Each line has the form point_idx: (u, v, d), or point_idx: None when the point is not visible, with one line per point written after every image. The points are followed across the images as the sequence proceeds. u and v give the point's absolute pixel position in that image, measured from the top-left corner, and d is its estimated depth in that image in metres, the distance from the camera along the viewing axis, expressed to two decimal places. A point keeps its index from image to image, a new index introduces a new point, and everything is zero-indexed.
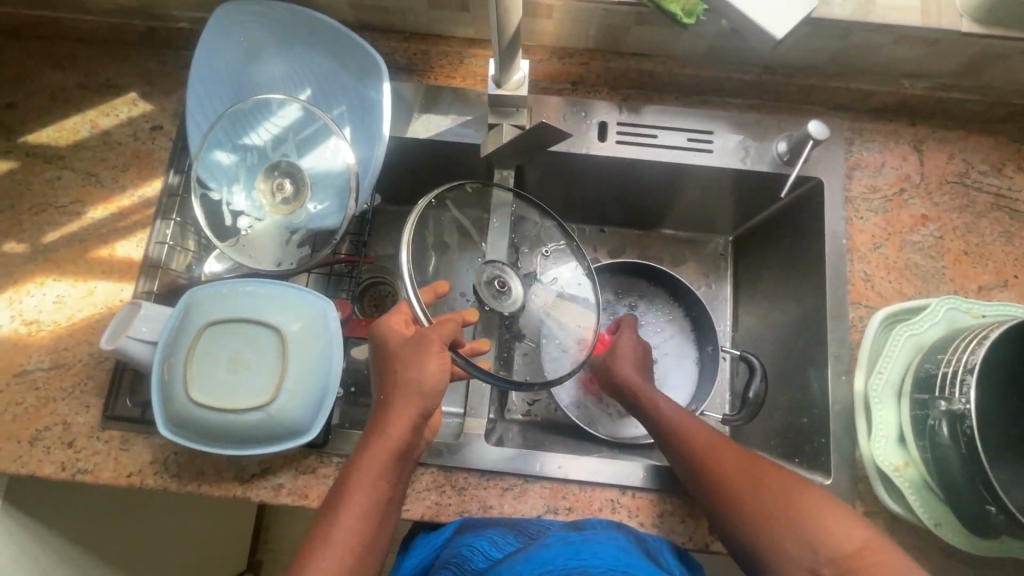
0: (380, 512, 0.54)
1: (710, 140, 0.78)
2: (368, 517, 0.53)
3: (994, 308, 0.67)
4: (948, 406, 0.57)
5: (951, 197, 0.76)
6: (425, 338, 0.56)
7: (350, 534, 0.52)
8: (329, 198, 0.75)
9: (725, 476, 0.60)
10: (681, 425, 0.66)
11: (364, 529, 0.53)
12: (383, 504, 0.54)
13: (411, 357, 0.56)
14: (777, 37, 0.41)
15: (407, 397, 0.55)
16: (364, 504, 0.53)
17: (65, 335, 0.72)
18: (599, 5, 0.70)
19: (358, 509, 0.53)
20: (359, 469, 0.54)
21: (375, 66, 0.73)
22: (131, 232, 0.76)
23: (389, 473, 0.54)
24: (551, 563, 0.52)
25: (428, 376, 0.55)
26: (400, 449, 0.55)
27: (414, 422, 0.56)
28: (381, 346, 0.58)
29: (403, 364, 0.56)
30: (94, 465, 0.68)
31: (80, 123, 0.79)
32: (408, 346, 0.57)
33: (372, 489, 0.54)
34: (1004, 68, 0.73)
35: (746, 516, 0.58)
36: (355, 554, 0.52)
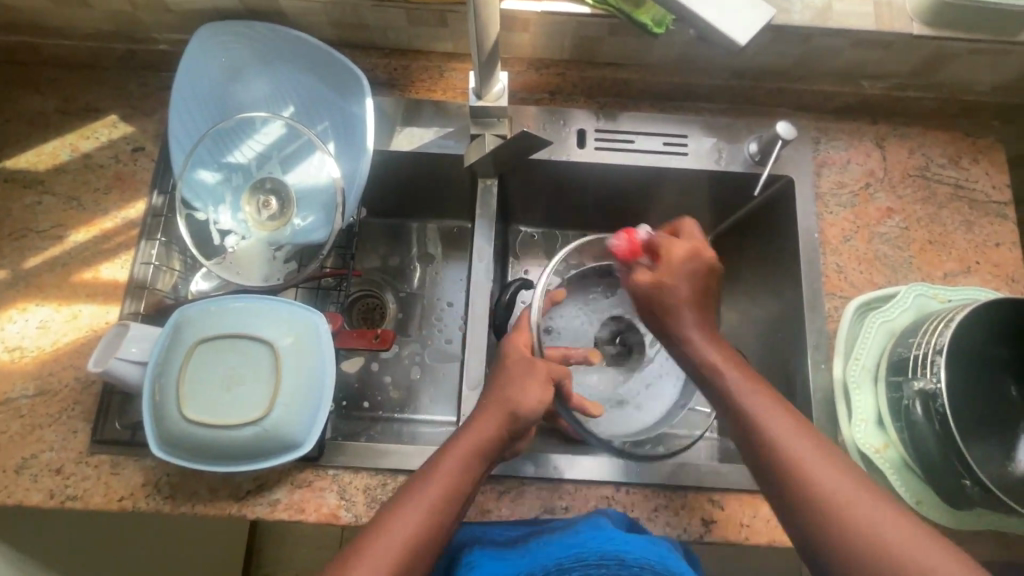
0: (453, 504, 0.56)
1: (684, 143, 0.81)
2: (445, 504, 0.55)
3: (959, 292, 0.71)
4: (921, 386, 0.60)
5: (913, 189, 0.80)
6: (537, 365, 0.63)
7: (420, 517, 0.54)
8: (315, 213, 0.76)
9: (804, 470, 0.52)
10: (761, 405, 0.56)
11: (435, 515, 0.54)
12: (460, 498, 0.56)
13: (516, 378, 0.62)
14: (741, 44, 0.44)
15: (501, 408, 0.60)
16: (441, 491, 0.55)
17: (50, 360, 0.71)
18: (573, 17, 0.73)
19: (434, 496, 0.55)
20: (447, 461, 0.57)
21: (355, 81, 0.74)
22: (115, 253, 0.76)
23: (474, 470, 0.58)
24: (586, 546, 0.56)
25: (526, 399, 0.60)
26: (482, 452, 0.58)
27: (501, 431, 0.59)
28: (500, 364, 0.64)
29: (506, 382, 0.62)
30: (84, 491, 0.67)
31: (60, 147, 0.79)
32: (517, 369, 0.62)
33: (452, 480, 0.56)
34: (955, 67, 0.77)
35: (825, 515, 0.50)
36: (419, 537, 0.53)
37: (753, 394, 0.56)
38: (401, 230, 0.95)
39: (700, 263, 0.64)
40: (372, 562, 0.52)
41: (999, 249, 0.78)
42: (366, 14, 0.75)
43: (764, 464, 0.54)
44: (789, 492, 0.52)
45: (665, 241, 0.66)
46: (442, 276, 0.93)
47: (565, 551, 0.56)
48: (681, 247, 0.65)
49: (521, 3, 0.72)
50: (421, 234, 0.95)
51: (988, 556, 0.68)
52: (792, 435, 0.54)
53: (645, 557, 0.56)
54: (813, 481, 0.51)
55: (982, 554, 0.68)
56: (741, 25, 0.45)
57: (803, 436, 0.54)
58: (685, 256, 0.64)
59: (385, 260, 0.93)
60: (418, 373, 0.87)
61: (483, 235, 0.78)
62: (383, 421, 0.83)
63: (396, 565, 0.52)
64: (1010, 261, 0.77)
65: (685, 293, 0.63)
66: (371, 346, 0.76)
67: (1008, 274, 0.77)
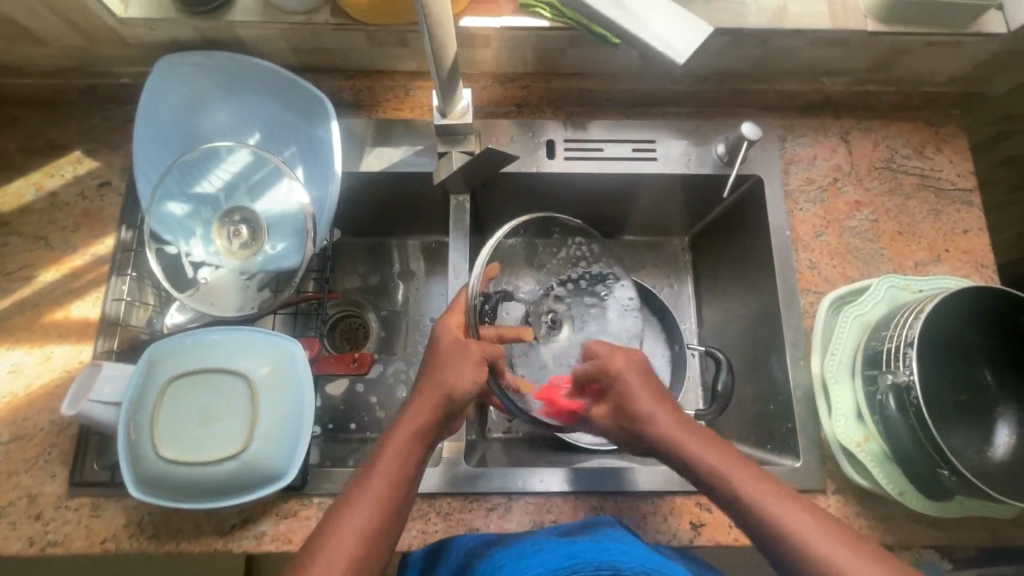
0: (403, 486, 0.57)
1: (653, 149, 0.81)
2: (393, 489, 0.56)
3: (930, 282, 0.72)
4: (894, 379, 0.61)
5: (881, 182, 0.81)
6: (468, 348, 0.63)
7: (375, 502, 0.55)
8: (287, 239, 0.76)
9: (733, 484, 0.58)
10: (669, 428, 0.61)
11: (389, 498, 0.56)
12: (409, 481, 0.58)
13: (451, 361, 0.62)
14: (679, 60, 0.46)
15: (437, 392, 0.61)
16: (388, 477, 0.57)
17: (23, 405, 0.70)
18: (532, 31, 0.73)
19: (382, 481, 0.56)
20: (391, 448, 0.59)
21: (320, 104, 0.74)
22: (86, 291, 0.75)
23: (417, 452, 0.59)
24: (580, 556, 0.54)
25: (460, 384, 0.61)
26: (424, 433, 0.59)
27: (439, 414, 0.60)
28: (434, 347, 0.65)
29: (444, 364, 0.62)
30: (65, 536, 0.66)
31: (24, 186, 0.78)
32: (451, 351, 0.63)
33: (399, 462, 0.58)
34: (912, 60, 0.79)
35: (770, 528, 0.56)
36: (375, 523, 0.54)
37: (682, 440, 0.61)
38: (381, 248, 0.94)
39: (636, 370, 0.65)
40: (331, 555, 0.52)
41: (967, 236, 0.79)
42: (327, 38, 0.75)
43: (706, 485, 0.60)
44: (721, 499, 0.59)
45: (595, 363, 0.66)
46: (424, 293, 0.92)
47: (560, 562, 0.54)
48: (607, 363, 0.65)
49: (480, 19, 0.73)
50: (401, 250, 0.94)
51: (973, 541, 0.68)
52: (707, 445, 0.61)
53: (639, 564, 0.53)
54: (755, 499, 0.57)
55: (967, 539, 0.68)
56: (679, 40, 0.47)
57: (707, 444, 0.61)
58: (622, 376, 0.64)
59: (365, 280, 0.93)
60: (405, 392, 0.86)
61: (459, 252, 0.78)
62: (370, 443, 0.83)
63: (356, 555, 0.53)
64: (978, 247, 0.79)
65: (638, 394, 0.63)
66: (349, 371, 0.77)
67: (977, 260, 0.78)
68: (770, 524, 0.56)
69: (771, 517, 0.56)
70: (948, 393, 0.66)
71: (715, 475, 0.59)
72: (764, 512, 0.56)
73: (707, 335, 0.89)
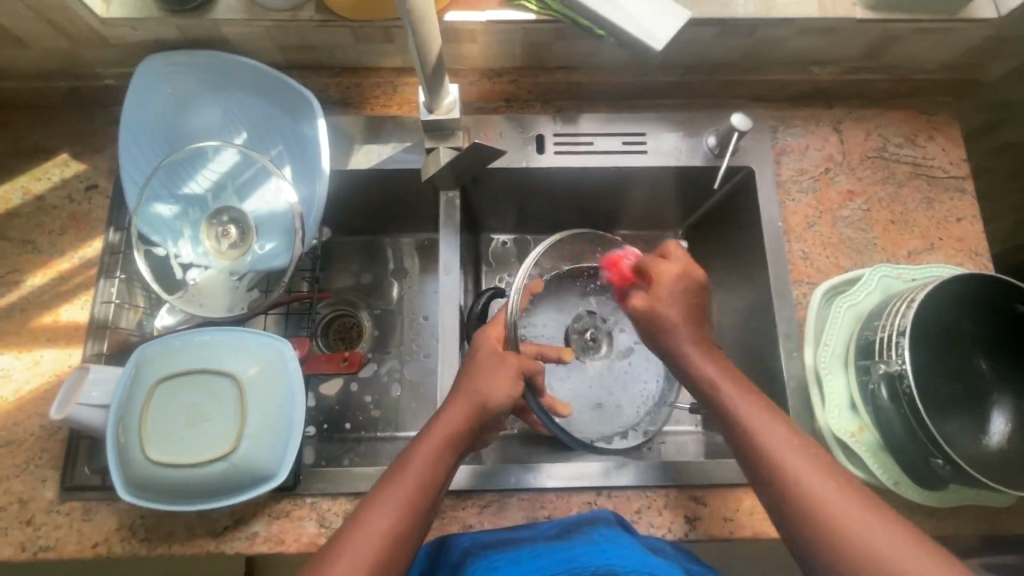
0: (429, 492, 0.55)
1: (643, 141, 0.81)
2: (420, 495, 0.54)
3: (923, 271, 0.71)
4: (886, 368, 0.61)
5: (873, 170, 0.81)
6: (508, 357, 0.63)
7: (400, 504, 0.53)
8: (276, 238, 0.75)
9: (774, 456, 0.53)
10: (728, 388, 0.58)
11: (415, 502, 0.54)
12: (436, 488, 0.56)
13: (486, 369, 0.62)
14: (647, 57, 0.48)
15: (471, 399, 0.60)
16: (418, 481, 0.55)
17: (13, 410, 0.70)
18: (518, 25, 0.73)
19: (411, 484, 0.55)
20: (422, 451, 0.57)
21: (306, 103, 0.73)
22: (74, 295, 0.74)
23: (447, 459, 0.57)
24: (577, 560, 0.53)
25: (494, 391, 0.60)
26: (454, 440, 0.58)
27: (472, 421, 0.59)
28: (472, 356, 0.65)
29: (478, 373, 0.62)
30: (57, 540, 0.66)
31: (11, 190, 0.77)
32: (484, 362, 0.62)
33: (428, 466, 0.56)
34: (902, 48, 0.78)
35: (808, 509, 0.50)
36: (397, 528, 0.52)
37: (728, 385, 0.59)
38: (374, 247, 0.94)
39: (685, 280, 0.64)
40: (352, 556, 0.51)
41: (960, 224, 0.78)
42: (312, 35, 0.74)
43: (743, 451, 0.55)
44: (757, 471, 0.54)
45: (655, 264, 0.66)
46: (417, 291, 0.92)
47: (557, 566, 0.53)
48: (661, 267, 0.65)
49: (465, 14, 0.72)
50: (394, 248, 0.94)
51: (970, 530, 0.68)
52: (755, 409, 0.57)
53: (636, 566, 0.52)
54: (790, 468, 0.52)
55: (963, 529, 0.68)
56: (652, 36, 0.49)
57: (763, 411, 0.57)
58: (665, 280, 0.65)
59: (358, 278, 0.92)
60: (399, 391, 0.86)
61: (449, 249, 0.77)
62: (364, 442, 0.82)
63: (377, 558, 0.51)
64: (972, 235, 0.78)
65: (681, 317, 0.63)
66: (340, 371, 0.77)
67: (971, 247, 0.77)
68: (803, 508, 0.50)
69: (810, 499, 0.50)
70: (942, 381, 0.66)
71: (749, 435, 0.55)
72: (794, 484, 0.51)
73: None
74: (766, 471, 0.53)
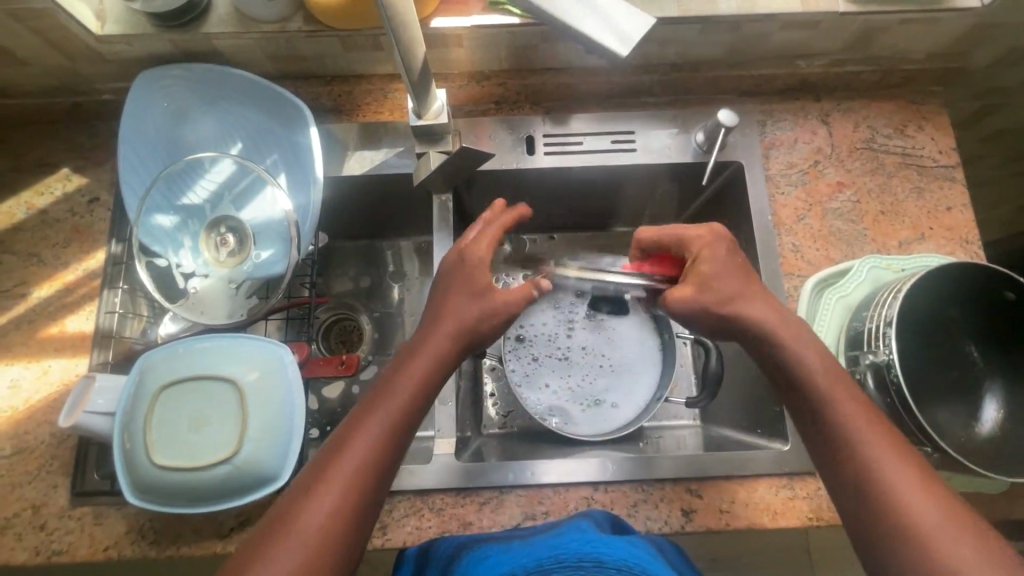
0: (410, 419, 0.58)
1: (632, 139, 0.82)
2: (415, 401, 0.58)
3: (913, 261, 0.72)
4: (874, 358, 0.62)
5: (862, 162, 0.81)
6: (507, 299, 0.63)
7: (381, 435, 0.56)
8: (274, 246, 0.77)
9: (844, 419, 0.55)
10: (798, 346, 0.59)
11: (395, 432, 0.56)
12: (415, 415, 0.58)
13: (473, 303, 0.62)
14: (622, 56, 0.47)
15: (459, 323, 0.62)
16: (413, 390, 0.58)
17: (23, 419, 0.72)
18: (504, 29, 0.74)
19: (407, 393, 0.58)
20: (404, 378, 0.59)
21: (299, 113, 0.75)
22: (79, 306, 0.76)
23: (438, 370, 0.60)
24: (564, 547, 0.55)
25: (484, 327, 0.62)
26: (434, 369, 0.60)
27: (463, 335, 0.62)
28: (456, 277, 0.64)
29: (467, 306, 0.62)
30: (69, 545, 0.68)
31: (15, 205, 0.79)
32: (474, 290, 0.63)
33: (423, 376, 0.59)
34: (887, 39, 0.79)
35: (870, 475, 0.52)
36: (377, 460, 0.55)
37: (796, 346, 0.59)
38: (373, 251, 0.95)
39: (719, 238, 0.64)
40: (356, 450, 0.54)
41: (950, 213, 0.79)
42: (303, 45, 0.76)
43: (809, 413, 0.57)
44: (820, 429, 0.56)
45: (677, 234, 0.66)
46: (416, 293, 0.93)
47: (542, 554, 0.54)
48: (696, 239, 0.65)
49: (451, 19, 0.73)
50: (393, 252, 0.95)
51: None
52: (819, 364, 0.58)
53: (619, 558, 0.54)
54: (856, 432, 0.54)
55: None
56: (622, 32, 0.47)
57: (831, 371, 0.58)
58: (692, 238, 0.65)
59: (357, 282, 0.94)
60: None
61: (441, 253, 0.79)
62: None
63: (380, 457, 0.55)
64: (963, 223, 0.78)
65: (733, 280, 0.62)
66: (337, 373, 0.78)
67: (961, 236, 0.78)
68: (868, 472, 0.52)
69: (875, 468, 0.52)
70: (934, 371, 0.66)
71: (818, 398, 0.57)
72: (859, 449, 0.53)
73: None
74: (832, 431, 0.55)
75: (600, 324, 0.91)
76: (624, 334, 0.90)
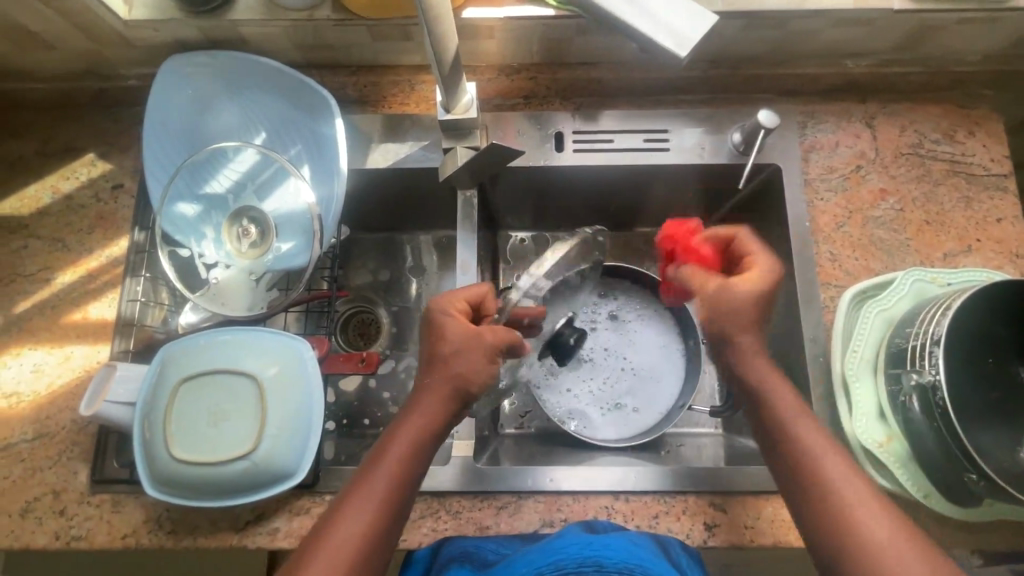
0: (402, 493, 0.56)
1: (665, 139, 0.79)
2: (417, 451, 0.57)
3: (959, 275, 0.68)
4: (919, 379, 0.59)
5: (907, 168, 0.77)
6: (484, 340, 0.61)
7: (374, 510, 0.54)
8: (296, 238, 0.76)
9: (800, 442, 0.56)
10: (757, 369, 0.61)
11: (392, 497, 0.55)
12: (415, 476, 0.57)
13: (461, 351, 0.60)
14: (681, 57, 0.43)
15: (446, 380, 0.59)
16: (414, 440, 0.58)
17: (45, 404, 0.72)
18: (538, 21, 0.71)
19: (408, 443, 0.57)
20: (405, 428, 0.58)
21: (324, 103, 0.73)
22: (101, 293, 0.76)
23: (440, 418, 0.59)
24: (565, 551, 0.59)
25: (472, 373, 0.60)
26: (433, 426, 0.58)
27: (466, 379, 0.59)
28: (439, 335, 0.61)
29: (456, 353, 0.60)
30: (88, 531, 0.68)
31: (41, 190, 0.79)
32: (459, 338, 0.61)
33: (424, 427, 0.58)
34: (941, 39, 0.74)
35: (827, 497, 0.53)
36: (368, 539, 0.53)
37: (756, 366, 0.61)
38: (392, 244, 0.94)
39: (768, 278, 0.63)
40: (358, 506, 0.54)
41: (1000, 225, 0.75)
42: (329, 34, 0.74)
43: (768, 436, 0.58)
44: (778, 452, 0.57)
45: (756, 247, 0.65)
46: (435, 287, 0.92)
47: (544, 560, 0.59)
48: (753, 263, 0.64)
49: (484, 10, 0.71)
50: (412, 245, 0.94)
51: (1004, 544, 0.66)
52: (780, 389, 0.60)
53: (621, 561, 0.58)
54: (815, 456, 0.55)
55: (997, 543, 0.66)
56: (684, 28, 0.43)
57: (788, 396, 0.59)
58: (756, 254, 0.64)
59: (376, 276, 0.93)
60: None
61: (463, 250, 0.76)
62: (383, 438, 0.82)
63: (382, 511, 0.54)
64: (1013, 237, 0.74)
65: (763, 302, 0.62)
66: (357, 370, 0.78)
67: (1011, 250, 0.74)
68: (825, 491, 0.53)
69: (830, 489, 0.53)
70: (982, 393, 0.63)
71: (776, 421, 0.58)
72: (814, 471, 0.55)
73: None
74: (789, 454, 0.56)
75: (622, 326, 0.88)
76: (647, 336, 0.87)
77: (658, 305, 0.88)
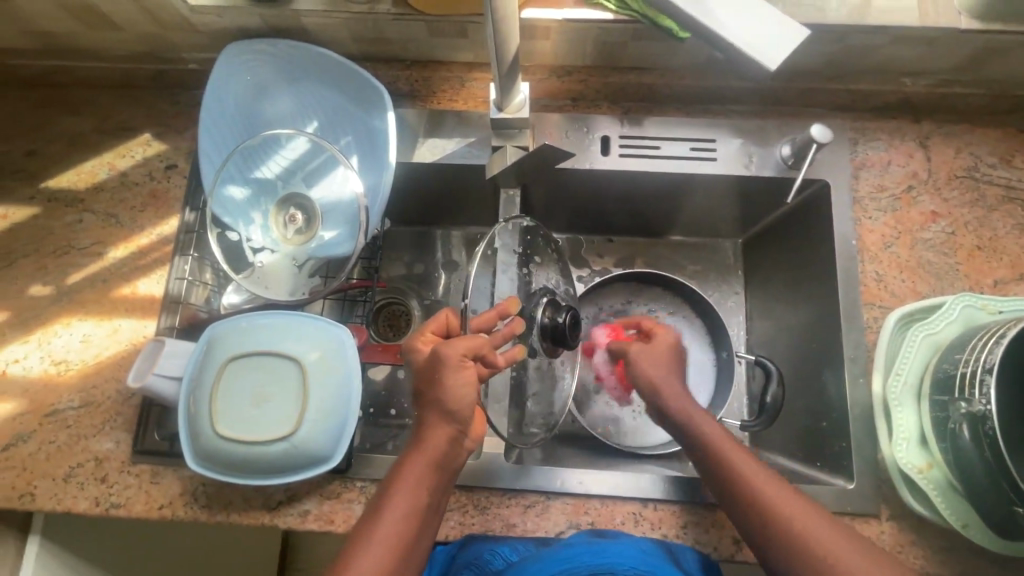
0: (415, 523, 0.56)
1: (712, 148, 0.78)
2: (428, 480, 0.57)
3: (1012, 303, 0.66)
4: (969, 408, 0.57)
5: (960, 191, 0.76)
6: (442, 356, 0.56)
7: (388, 544, 0.55)
8: (340, 226, 0.77)
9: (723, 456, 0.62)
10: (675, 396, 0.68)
11: (407, 528, 0.56)
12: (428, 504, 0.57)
13: (440, 377, 0.56)
14: (772, 68, 0.43)
15: (440, 407, 0.57)
16: (425, 468, 0.57)
17: (93, 373, 0.74)
18: (596, 24, 0.71)
19: (419, 471, 0.57)
20: (416, 456, 0.57)
21: (378, 96, 0.74)
22: (152, 269, 0.78)
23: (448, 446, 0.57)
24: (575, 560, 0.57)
25: (454, 395, 0.56)
26: (442, 453, 0.57)
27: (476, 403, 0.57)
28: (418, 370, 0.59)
29: (438, 381, 0.57)
30: (126, 499, 0.70)
31: (98, 166, 0.82)
32: (431, 366, 0.57)
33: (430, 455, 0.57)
34: (1006, 62, 0.73)
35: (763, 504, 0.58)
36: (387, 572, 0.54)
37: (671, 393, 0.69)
38: (426, 238, 0.95)
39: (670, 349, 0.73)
40: (376, 537, 0.55)
41: None
42: (387, 28, 0.75)
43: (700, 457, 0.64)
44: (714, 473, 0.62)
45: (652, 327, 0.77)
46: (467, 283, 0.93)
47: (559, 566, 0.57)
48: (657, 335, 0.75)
49: (543, 11, 0.71)
50: (445, 240, 0.95)
51: None
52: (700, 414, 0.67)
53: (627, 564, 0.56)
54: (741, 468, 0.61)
55: None
56: (772, 39, 0.43)
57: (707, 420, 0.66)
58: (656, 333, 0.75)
59: (410, 268, 0.94)
60: None
61: None
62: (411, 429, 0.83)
63: (400, 541, 0.55)
64: None
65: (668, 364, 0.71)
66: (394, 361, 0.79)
67: None
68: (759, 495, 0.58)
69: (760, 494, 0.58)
70: None
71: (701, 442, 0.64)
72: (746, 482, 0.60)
73: (755, 345, 0.87)
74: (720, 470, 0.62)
75: None
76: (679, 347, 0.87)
77: (693, 313, 0.87)
